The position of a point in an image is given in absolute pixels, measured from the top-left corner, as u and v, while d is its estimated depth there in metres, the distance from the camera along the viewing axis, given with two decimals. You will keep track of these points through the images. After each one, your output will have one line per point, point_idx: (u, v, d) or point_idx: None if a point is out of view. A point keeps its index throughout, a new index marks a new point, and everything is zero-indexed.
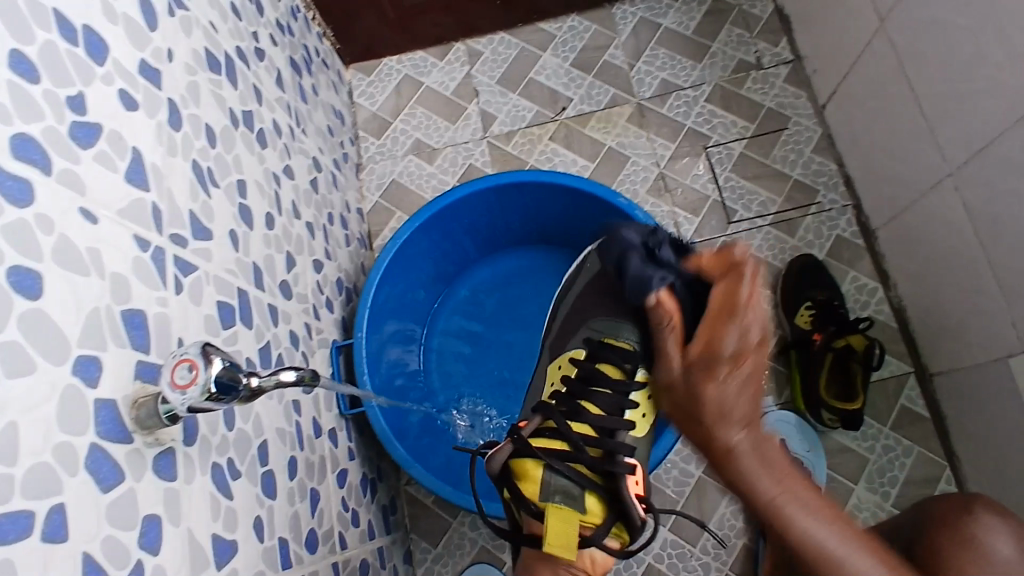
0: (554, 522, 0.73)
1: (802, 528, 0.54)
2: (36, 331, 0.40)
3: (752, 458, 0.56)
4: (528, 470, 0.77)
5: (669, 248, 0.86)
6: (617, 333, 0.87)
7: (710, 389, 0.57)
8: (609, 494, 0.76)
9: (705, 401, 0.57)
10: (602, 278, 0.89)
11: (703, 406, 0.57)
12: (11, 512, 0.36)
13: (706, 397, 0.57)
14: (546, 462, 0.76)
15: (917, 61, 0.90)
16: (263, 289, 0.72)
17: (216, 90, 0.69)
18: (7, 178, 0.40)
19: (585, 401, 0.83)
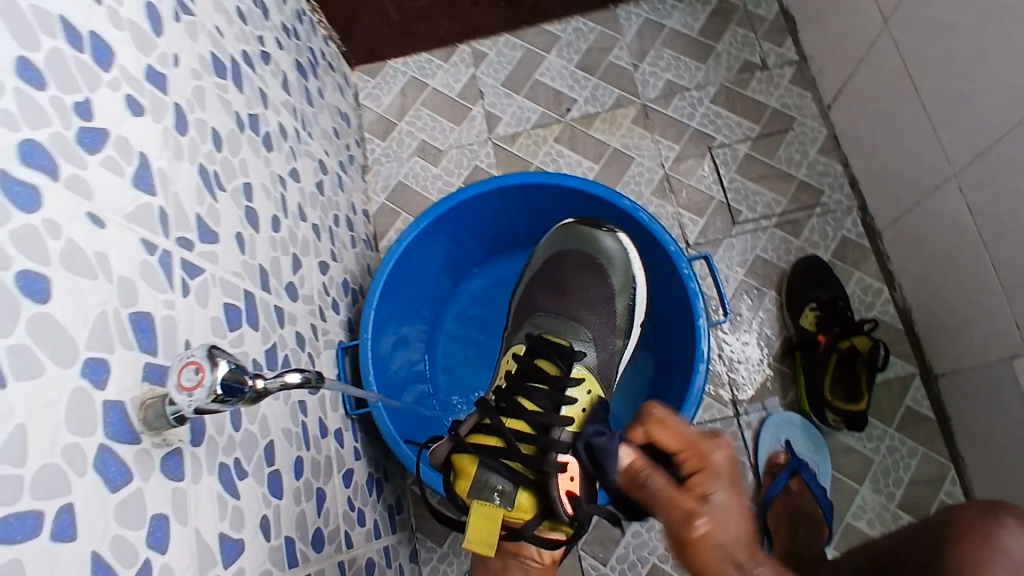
0: (477, 520, 0.72)
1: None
2: (44, 335, 0.41)
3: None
4: (464, 466, 0.76)
5: (610, 241, 0.92)
6: (558, 330, 0.89)
7: (733, 526, 0.54)
8: (541, 493, 0.74)
9: (713, 535, 0.54)
10: (550, 269, 0.94)
11: (710, 541, 0.53)
12: (20, 513, 0.37)
13: (721, 529, 0.54)
14: (478, 458, 0.75)
15: (921, 62, 0.90)
16: (270, 291, 0.72)
17: (221, 94, 0.70)
18: (15, 183, 0.41)
19: (522, 397, 0.81)
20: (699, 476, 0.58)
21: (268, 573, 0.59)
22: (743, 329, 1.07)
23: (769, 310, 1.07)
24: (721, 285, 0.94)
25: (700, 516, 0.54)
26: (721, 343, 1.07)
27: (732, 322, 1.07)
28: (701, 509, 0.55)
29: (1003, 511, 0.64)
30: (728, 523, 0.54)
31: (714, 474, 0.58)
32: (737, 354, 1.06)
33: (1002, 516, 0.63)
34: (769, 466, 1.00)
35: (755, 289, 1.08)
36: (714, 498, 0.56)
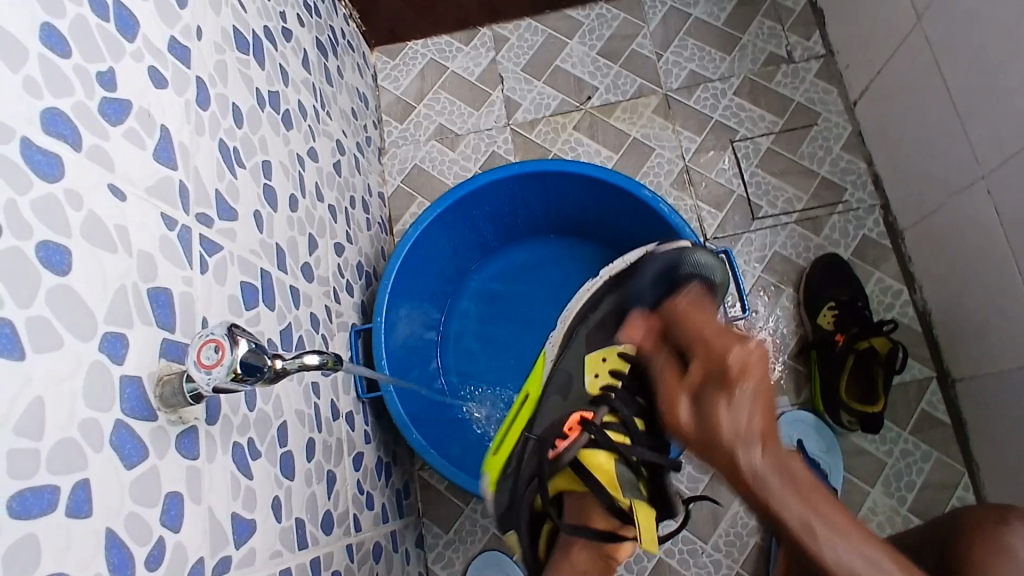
0: (643, 516, 0.70)
1: (825, 545, 0.58)
2: (64, 307, 0.40)
3: (769, 474, 0.61)
4: (601, 462, 0.75)
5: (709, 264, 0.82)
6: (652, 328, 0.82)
7: (712, 417, 0.64)
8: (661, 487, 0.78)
9: (722, 428, 0.63)
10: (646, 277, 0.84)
11: (718, 433, 0.63)
12: (36, 487, 0.36)
13: (717, 427, 0.63)
14: (623, 454, 0.74)
15: (953, 59, 0.88)
16: (286, 271, 0.72)
17: (243, 69, 0.69)
18: (37, 152, 0.40)
19: (642, 396, 0.81)
20: (709, 374, 0.67)
21: (278, 553, 0.59)
22: (758, 325, 1.06)
23: (786, 308, 1.06)
24: (740, 280, 0.92)
25: (693, 412, 0.66)
26: None
27: (747, 319, 1.06)
28: (694, 406, 0.66)
29: (1015, 515, 0.65)
30: (734, 415, 0.63)
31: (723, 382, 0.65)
32: None
33: (1014, 521, 0.65)
34: None
35: (772, 286, 1.07)
36: (711, 404, 0.64)
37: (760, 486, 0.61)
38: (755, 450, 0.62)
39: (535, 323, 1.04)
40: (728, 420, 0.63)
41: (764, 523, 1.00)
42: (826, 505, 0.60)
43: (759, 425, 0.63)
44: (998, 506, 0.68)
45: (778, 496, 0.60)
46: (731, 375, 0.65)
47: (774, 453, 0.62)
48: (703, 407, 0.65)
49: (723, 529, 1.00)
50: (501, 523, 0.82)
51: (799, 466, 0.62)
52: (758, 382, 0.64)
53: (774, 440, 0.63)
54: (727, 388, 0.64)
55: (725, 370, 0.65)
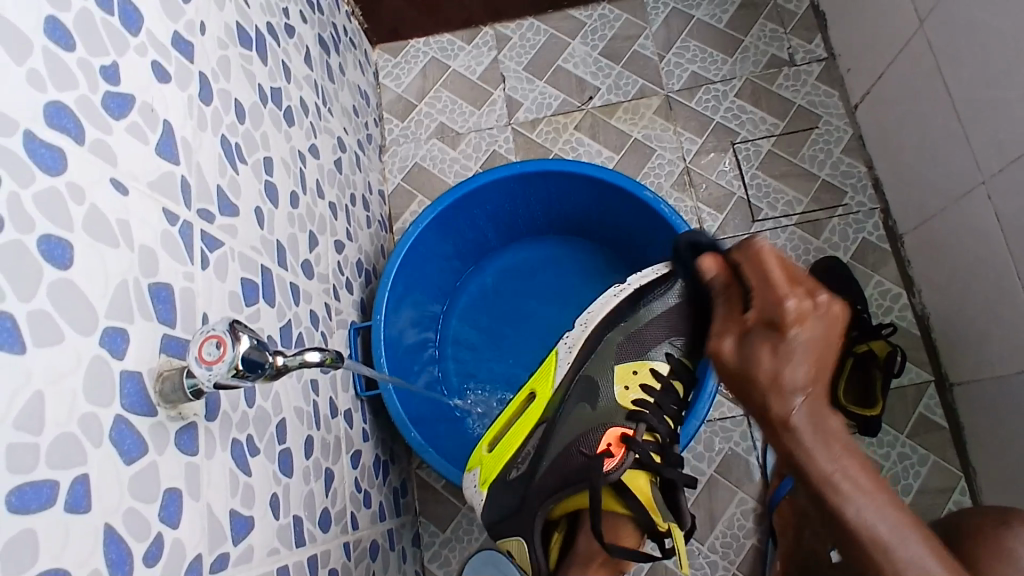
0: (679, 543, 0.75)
1: (854, 507, 0.59)
2: (64, 301, 0.40)
3: (809, 431, 0.62)
4: (641, 484, 0.78)
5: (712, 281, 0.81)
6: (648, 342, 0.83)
7: (759, 362, 0.64)
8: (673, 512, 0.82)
9: (761, 369, 0.64)
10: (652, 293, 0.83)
11: (757, 373, 0.64)
12: (36, 482, 0.36)
13: (755, 373, 0.64)
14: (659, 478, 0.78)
15: (956, 64, 0.88)
16: (286, 267, 0.72)
17: (245, 65, 0.69)
18: (40, 145, 0.40)
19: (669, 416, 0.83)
20: (764, 316, 0.65)
21: (276, 551, 0.59)
22: None
23: None
24: None
25: (735, 348, 0.67)
26: None
27: None
28: (738, 342, 0.67)
29: (1014, 519, 0.66)
30: (782, 365, 0.63)
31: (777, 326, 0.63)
32: None
33: (1014, 524, 0.65)
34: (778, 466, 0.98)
35: None
36: (762, 346, 0.64)
37: (799, 431, 0.62)
38: (798, 399, 0.63)
39: (534, 322, 1.04)
40: (770, 364, 0.63)
41: (760, 525, 1.00)
42: (858, 468, 0.61)
43: (801, 377, 0.63)
44: (996, 509, 0.68)
45: (811, 448, 0.61)
46: (787, 322, 0.63)
47: (812, 404, 0.62)
48: (749, 344, 0.66)
49: (719, 531, 1.00)
50: (486, 521, 0.83)
51: (837, 422, 0.63)
52: (811, 329, 0.63)
53: (818, 393, 0.63)
54: (773, 337, 0.64)
55: (776, 317, 0.63)
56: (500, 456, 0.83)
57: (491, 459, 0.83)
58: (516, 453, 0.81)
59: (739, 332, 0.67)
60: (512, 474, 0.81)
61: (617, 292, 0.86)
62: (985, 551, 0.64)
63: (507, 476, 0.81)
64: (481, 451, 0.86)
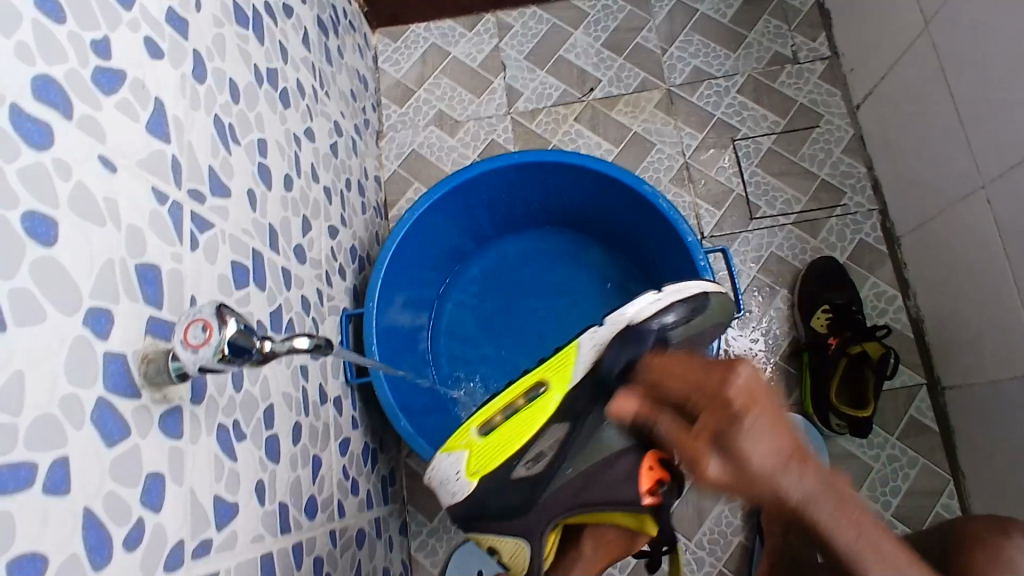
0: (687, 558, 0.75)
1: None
2: (48, 279, 0.39)
3: (823, 504, 0.52)
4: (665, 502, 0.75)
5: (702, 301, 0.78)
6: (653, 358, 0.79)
7: (734, 457, 0.53)
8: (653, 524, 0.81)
9: (752, 467, 0.52)
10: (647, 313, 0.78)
11: (751, 478, 0.53)
12: (13, 464, 0.36)
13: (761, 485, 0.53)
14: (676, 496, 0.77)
15: (961, 67, 0.88)
16: (278, 252, 0.71)
17: (242, 45, 0.68)
18: (27, 120, 0.39)
19: None
20: (715, 414, 0.57)
21: (260, 537, 0.58)
22: (751, 326, 1.06)
23: (780, 309, 1.06)
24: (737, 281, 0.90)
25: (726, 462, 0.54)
26: (729, 339, 1.05)
27: (741, 319, 1.06)
28: (723, 454, 0.55)
29: (1016, 530, 0.66)
30: (755, 449, 0.53)
31: (730, 419, 0.55)
32: (743, 351, 1.05)
33: (1015, 535, 0.65)
34: None
35: (768, 287, 1.06)
36: (731, 453, 0.54)
37: (808, 508, 0.53)
38: (794, 472, 0.52)
39: (528, 314, 1.03)
40: (755, 460, 0.52)
41: (748, 523, 1.00)
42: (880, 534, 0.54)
43: (787, 446, 0.53)
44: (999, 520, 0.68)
45: (832, 529, 0.53)
46: (737, 412, 0.55)
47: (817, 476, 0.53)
48: (728, 451, 0.54)
49: (707, 528, 1.00)
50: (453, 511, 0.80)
51: (844, 482, 0.55)
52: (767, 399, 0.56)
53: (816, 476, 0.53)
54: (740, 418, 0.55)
55: (735, 396, 0.56)
56: (495, 450, 0.77)
57: (486, 450, 0.77)
58: (522, 448, 0.76)
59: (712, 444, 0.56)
60: (514, 471, 0.76)
61: (652, 300, 0.76)
62: (982, 557, 0.64)
63: (507, 472, 0.75)
64: (469, 437, 0.79)
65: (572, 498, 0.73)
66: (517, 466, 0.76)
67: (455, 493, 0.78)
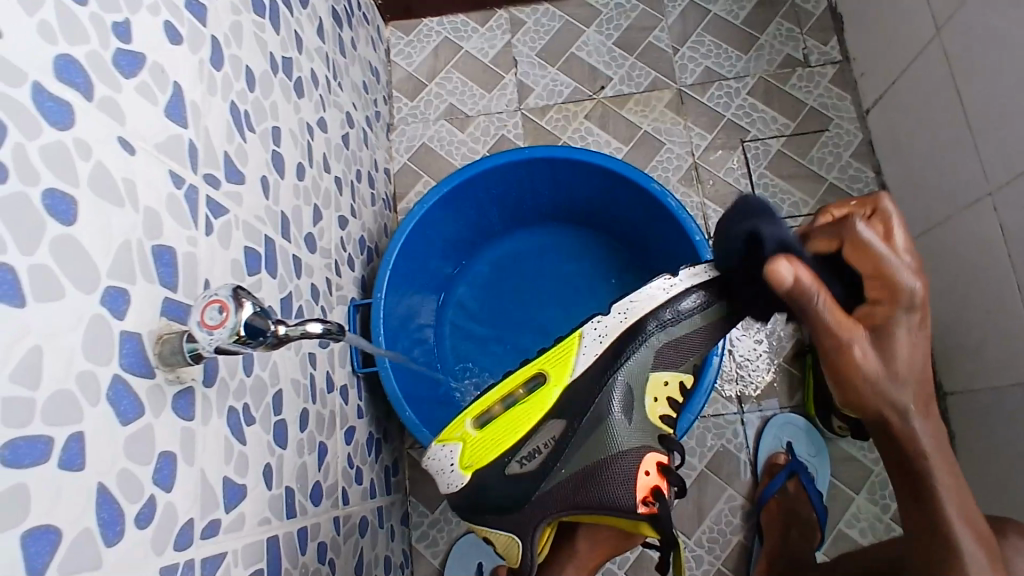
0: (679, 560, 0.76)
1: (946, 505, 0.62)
2: (67, 257, 0.40)
3: (918, 417, 0.62)
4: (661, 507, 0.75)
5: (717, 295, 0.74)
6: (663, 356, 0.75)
7: (899, 350, 0.61)
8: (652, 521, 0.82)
9: (897, 363, 0.61)
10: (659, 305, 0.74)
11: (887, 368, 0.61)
12: (29, 437, 0.36)
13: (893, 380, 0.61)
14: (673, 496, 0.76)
15: (971, 73, 0.88)
16: (290, 240, 0.71)
17: (258, 33, 0.68)
18: (49, 98, 0.39)
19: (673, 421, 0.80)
20: (887, 306, 0.61)
21: (267, 520, 0.59)
22: (756, 327, 1.06)
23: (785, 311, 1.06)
24: None
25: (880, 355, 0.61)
26: (732, 340, 1.06)
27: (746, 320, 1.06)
28: (875, 343, 0.61)
29: (1013, 532, 0.67)
30: (895, 350, 0.61)
31: (901, 315, 0.61)
32: (747, 351, 1.06)
33: (1013, 536, 0.66)
34: (768, 465, 1.00)
35: None
36: (884, 345, 0.61)
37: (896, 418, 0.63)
38: (907, 382, 0.62)
39: (533, 310, 1.04)
40: (901, 359, 0.61)
41: (748, 522, 1.00)
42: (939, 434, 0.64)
43: (920, 363, 0.61)
44: (997, 522, 0.70)
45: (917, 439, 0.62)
46: (885, 315, 0.61)
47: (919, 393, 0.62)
48: (881, 342, 0.61)
49: (706, 527, 1.01)
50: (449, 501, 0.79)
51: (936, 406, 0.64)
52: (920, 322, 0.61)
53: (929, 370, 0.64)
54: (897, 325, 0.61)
55: (906, 305, 0.60)
56: (493, 441, 0.74)
57: (482, 443, 0.74)
58: (516, 445, 0.73)
59: (870, 331, 0.62)
60: (510, 467, 0.73)
61: (664, 286, 0.73)
62: None
63: (500, 467, 0.73)
64: (466, 429, 0.76)
65: (562, 502, 0.73)
66: (511, 462, 0.73)
67: (449, 485, 0.76)
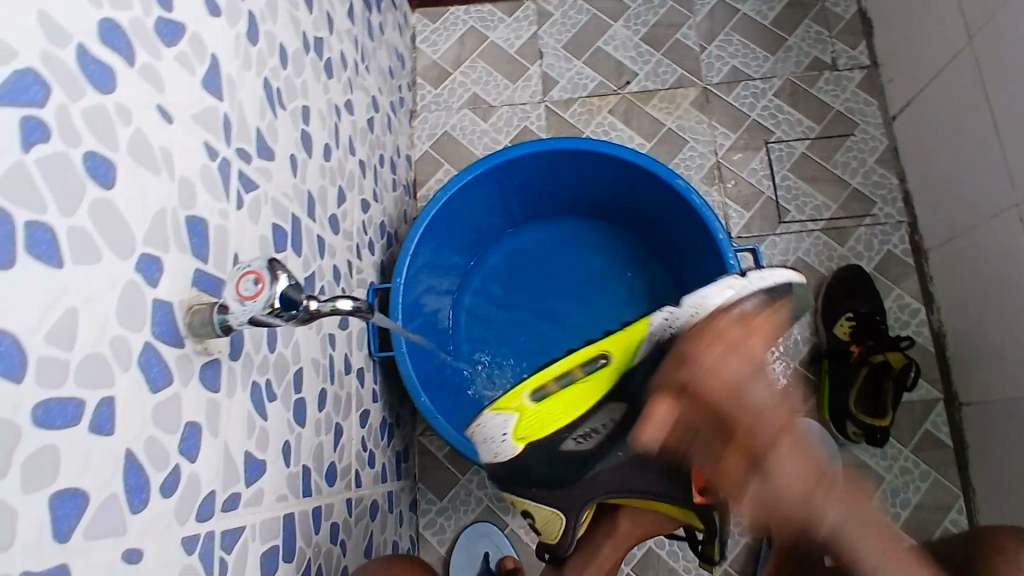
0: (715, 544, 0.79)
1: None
2: (104, 221, 0.40)
3: (836, 514, 0.62)
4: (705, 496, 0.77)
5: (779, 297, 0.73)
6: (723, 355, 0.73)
7: (780, 479, 0.62)
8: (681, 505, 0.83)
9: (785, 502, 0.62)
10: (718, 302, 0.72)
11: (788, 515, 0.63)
12: (63, 399, 0.36)
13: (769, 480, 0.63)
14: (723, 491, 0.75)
15: (1002, 83, 0.87)
16: (315, 220, 0.71)
17: (293, 11, 0.68)
18: (92, 61, 0.39)
19: None
20: (744, 459, 0.63)
21: (284, 497, 0.59)
22: None
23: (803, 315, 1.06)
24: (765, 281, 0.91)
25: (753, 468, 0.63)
26: None
27: None
28: (761, 480, 0.63)
29: None
30: (777, 481, 0.62)
31: (761, 467, 0.63)
32: None
33: None
34: None
35: None
36: (767, 475, 0.62)
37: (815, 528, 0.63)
38: (812, 496, 0.62)
39: (551, 302, 1.03)
40: (787, 485, 0.62)
41: None
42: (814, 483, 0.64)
43: (813, 475, 0.62)
44: (1013, 531, 0.69)
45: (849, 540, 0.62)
46: (762, 455, 0.63)
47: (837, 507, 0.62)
48: (767, 474, 0.62)
49: None
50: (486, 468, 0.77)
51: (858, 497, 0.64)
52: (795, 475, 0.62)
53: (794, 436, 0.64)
54: (752, 473, 0.63)
55: (761, 453, 0.62)
56: (552, 416, 0.71)
57: (540, 417, 0.71)
58: (574, 422, 0.72)
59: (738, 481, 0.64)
60: (564, 443, 0.72)
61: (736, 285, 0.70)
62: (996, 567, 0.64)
63: (557, 443, 0.71)
64: (523, 400, 0.72)
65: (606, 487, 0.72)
66: (567, 439, 0.72)
67: (498, 455, 0.71)
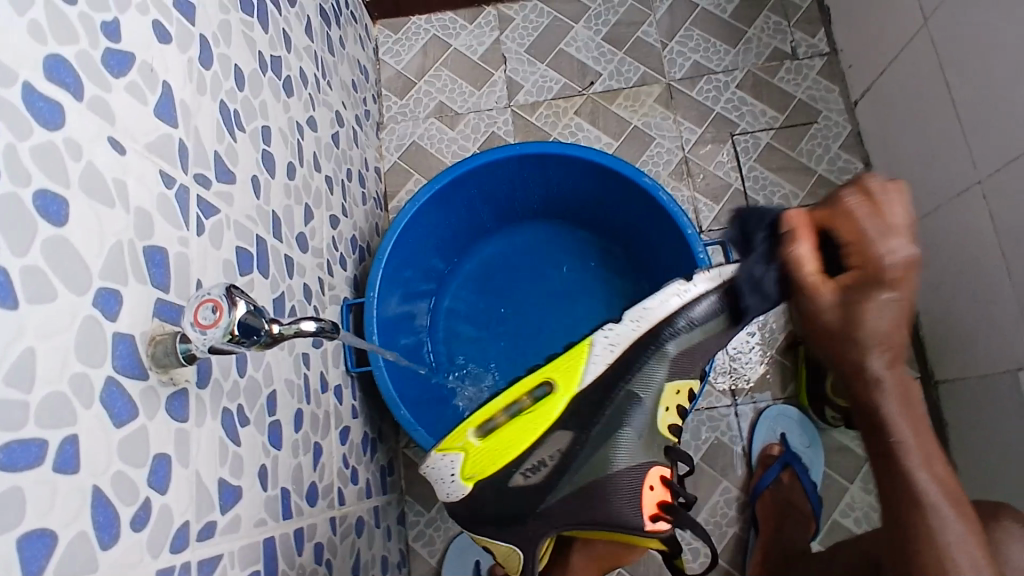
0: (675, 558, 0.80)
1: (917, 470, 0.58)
2: (59, 259, 0.39)
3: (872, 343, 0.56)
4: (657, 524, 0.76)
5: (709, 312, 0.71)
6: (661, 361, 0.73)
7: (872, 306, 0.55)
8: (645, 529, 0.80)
9: (866, 323, 0.55)
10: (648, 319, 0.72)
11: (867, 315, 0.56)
12: (25, 440, 0.36)
13: (861, 322, 0.55)
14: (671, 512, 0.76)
15: (959, 64, 0.89)
16: (281, 239, 0.71)
17: (247, 31, 0.67)
18: (39, 99, 0.39)
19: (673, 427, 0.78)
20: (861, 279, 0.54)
21: (263, 521, 0.59)
22: None
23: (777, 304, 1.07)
24: None
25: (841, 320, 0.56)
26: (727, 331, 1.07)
27: None
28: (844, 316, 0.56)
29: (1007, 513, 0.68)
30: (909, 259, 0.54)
31: (880, 284, 0.54)
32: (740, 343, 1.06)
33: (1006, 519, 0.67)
34: (762, 456, 1.00)
35: None
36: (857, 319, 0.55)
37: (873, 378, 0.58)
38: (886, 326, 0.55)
39: (527, 309, 1.03)
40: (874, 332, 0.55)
41: (743, 514, 1.01)
42: (917, 431, 0.59)
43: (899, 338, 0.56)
44: (990, 504, 0.71)
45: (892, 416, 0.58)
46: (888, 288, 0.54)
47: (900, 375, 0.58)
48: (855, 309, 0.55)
49: (702, 520, 1.01)
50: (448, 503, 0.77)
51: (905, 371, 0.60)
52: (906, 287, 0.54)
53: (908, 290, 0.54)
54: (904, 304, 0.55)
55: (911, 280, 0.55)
56: (496, 454, 0.73)
57: (484, 454, 0.73)
58: (521, 455, 0.72)
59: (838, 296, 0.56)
60: (513, 478, 0.73)
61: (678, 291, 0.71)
62: None
63: (507, 477, 0.73)
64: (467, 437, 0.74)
65: None
66: (516, 474, 0.73)
67: (450, 492, 0.75)
